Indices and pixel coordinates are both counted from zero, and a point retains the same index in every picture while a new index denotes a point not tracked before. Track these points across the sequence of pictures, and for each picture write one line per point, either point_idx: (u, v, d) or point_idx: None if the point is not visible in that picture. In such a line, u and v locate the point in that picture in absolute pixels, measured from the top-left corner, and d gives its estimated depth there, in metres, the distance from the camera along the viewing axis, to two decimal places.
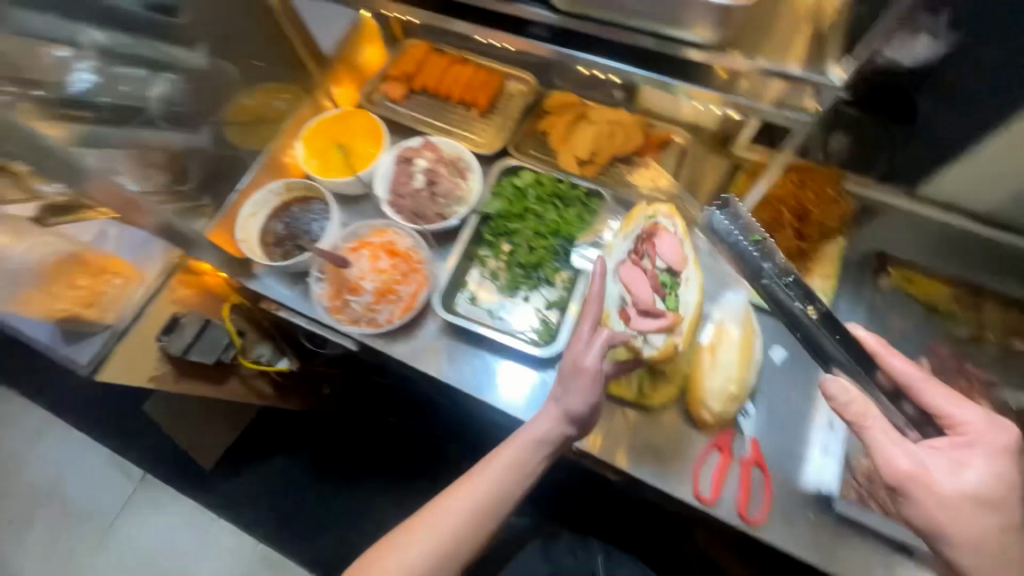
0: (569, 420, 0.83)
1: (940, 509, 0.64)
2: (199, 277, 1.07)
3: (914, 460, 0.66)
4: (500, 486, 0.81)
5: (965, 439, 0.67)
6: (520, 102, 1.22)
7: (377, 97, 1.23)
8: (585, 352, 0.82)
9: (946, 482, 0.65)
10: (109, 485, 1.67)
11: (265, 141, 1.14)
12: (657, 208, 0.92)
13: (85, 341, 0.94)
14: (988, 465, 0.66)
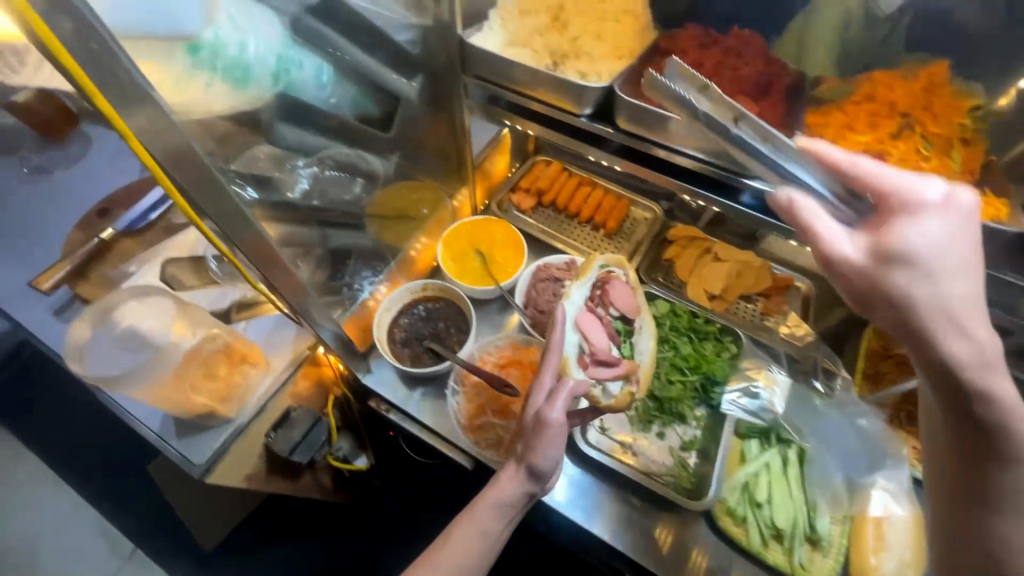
0: (532, 476, 0.80)
1: (927, 310, 0.45)
2: (319, 369, 1.01)
3: (868, 253, 0.47)
4: (465, 549, 0.81)
5: (911, 205, 0.47)
6: (646, 228, 1.26)
7: (505, 205, 1.28)
8: (551, 405, 0.77)
9: (904, 276, 0.45)
10: (87, 561, 1.37)
11: (397, 237, 1.08)
12: (610, 257, 0.95)
13: (200, 437, 0.87)
14: (947, 228, 0.45)
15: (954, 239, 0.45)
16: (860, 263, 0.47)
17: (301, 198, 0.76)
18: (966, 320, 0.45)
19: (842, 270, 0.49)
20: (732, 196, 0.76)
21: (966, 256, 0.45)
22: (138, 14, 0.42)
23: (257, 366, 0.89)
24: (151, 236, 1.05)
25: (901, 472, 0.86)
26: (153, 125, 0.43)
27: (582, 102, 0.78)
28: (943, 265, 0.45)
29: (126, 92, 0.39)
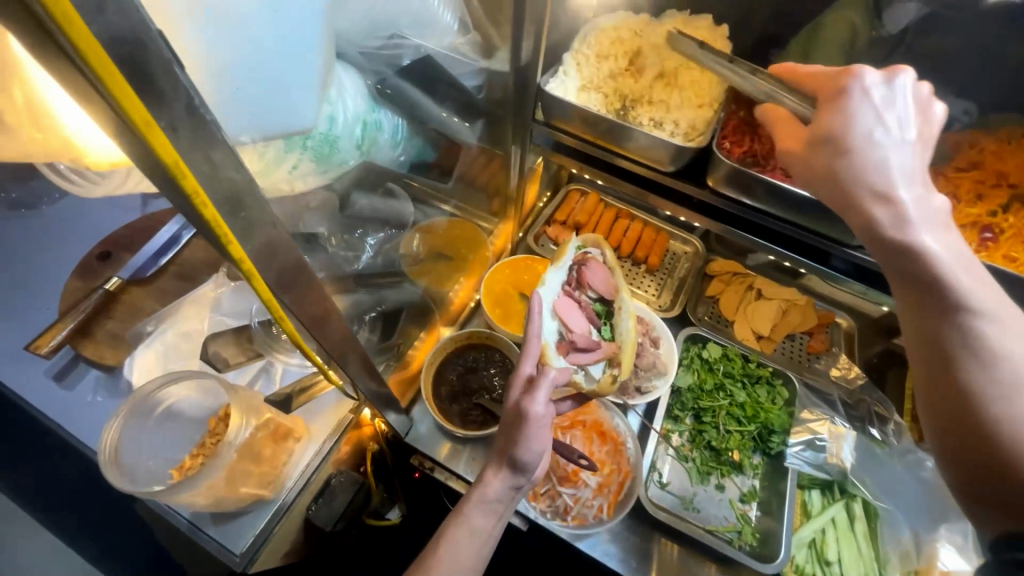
0: (515, 470, 0.71)
1: (870, 176, 0.50)
2: (360, 430, 0.93)
3: (806, 140, 0.54)
4: (456, 558, 0.69)
5: (844, 89, 0.53)
6: (687, 263, 1.22)
7: (543, 239, 1.22)
8: (532, 397, 0.69)
9: (836, 148, 0.52)
10: None
11: (439, 280, 1.01)
12: (585, 238, 0.89)
13: (237, 523, 0.77)
14: (875, 101, 0.52)
15: (893, 116, 0.52)
16: (801, 149, 0.55)
17: (364, 268, 0.72)
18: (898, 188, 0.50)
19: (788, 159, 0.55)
20: (822, 259, 0.72)
21: (907, 138, 0.51)
22: (256, 117, 0.36)
23: (301, 439, 0.81)
24: (163, 283, 0.92)
25: (965, 525, 0.86)
26: (269, 246, 0.36)
27: (666, 160, 0.73)
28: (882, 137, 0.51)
29: (251, 220, 0.34)
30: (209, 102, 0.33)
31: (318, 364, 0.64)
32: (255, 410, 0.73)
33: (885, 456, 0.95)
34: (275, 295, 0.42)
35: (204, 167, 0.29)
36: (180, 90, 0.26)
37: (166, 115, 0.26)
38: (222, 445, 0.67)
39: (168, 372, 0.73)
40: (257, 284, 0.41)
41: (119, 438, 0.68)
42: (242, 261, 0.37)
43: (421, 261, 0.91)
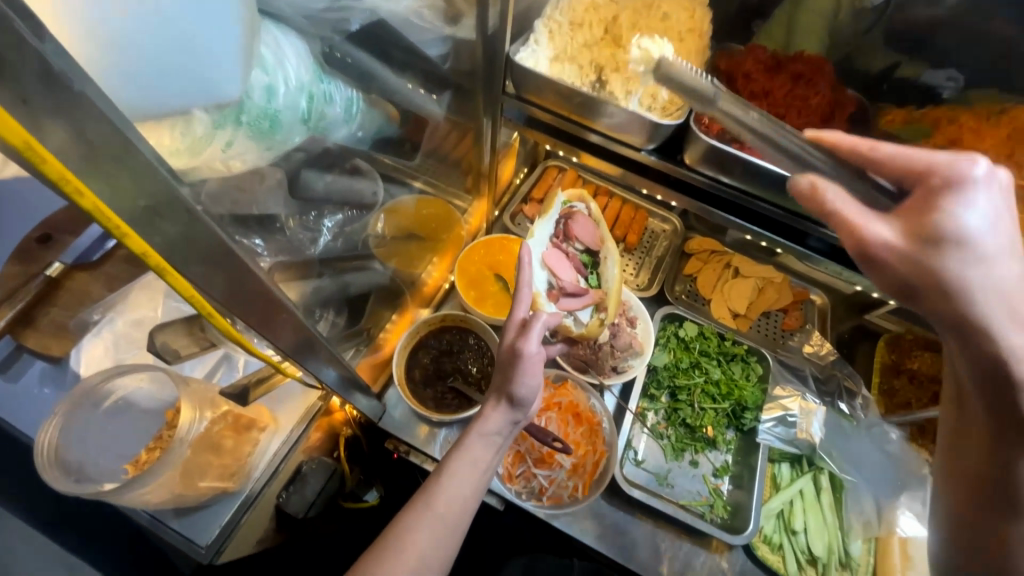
0: (513, 404, 0.71)
1: (976, 296, 0.45)
2: (331, 417, 0.91)
3: (910, 236, 0.45)
4: (457, 489, 0.69)
5: (960, 184, 0.45)
6: (665, 241, 1.21)
7: (519, 218, 1.18)
8: (525, 337, 0.69)
9: (954, 263, 0.44)
10: None
11: (411, 262, 0.97)
12: (569, 193, 0.86)
13: (202, 515, 0.75)
14: (989, 202, 0.44)
15: (1006, 230, 0.45)
16: (908, 252, 0.45)
17: (324, 252, 0.70)
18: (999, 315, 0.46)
19: (884, 254, 0.46)
20: (799, 239, 0.71)
21: (1011, 242, 0.45)
22: (150, 82, 0.32)
23: (266, 429, 0.78)
24: (110, 268, 0.85)
25: (925, 493, 0.91)
26: (176, 231, 0.34)
27: (644, 138, 0.69)
28: (992, 248, 0.45)
29: (153, 209, 0.32)
30: (81, 64, 0.29)
31: (270, 362, 0.61)
32: (210, 402, 0.70)
33: (853, 429, 0.99)
34: (194, 284, 0.39)
35: (80, 147, 0.27)
36: (30, 56, 0.24)
37: (15, 88, 0.24)
38: (174, 439, 0.64)
39: (114, 363, 0.69)
40: (173, 282, 0.39)
41: (61, 434, 0.64)
42: (147, 255, 0.35)
43: (387, 240, 0.87)
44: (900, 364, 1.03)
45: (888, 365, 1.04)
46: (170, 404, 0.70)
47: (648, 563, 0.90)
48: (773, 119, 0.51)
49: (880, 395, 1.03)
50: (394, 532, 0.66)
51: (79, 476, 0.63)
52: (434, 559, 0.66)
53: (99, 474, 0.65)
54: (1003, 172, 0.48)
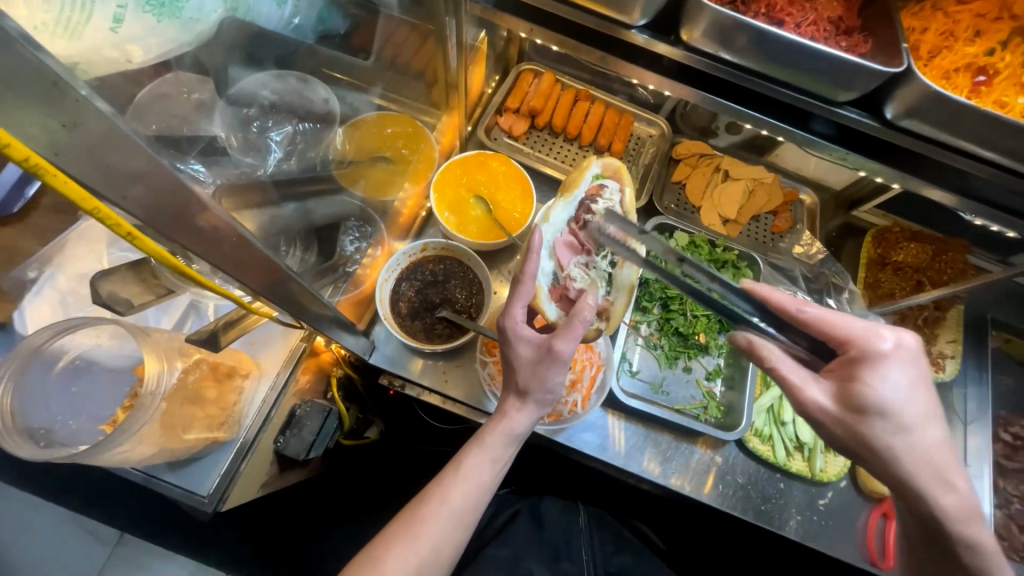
0: (540, 400, 0.72)
1: (908, 457, 0.59)
2: (318, 358, 0.88)
3: (844, 400, 0.59)
4: (475, 482, 0.70)
5: (876, 357, 0.59)
6: (652, 147, 1.15)
7: (496, 132, 1.10)
8: (569, 335, 0.70)
9: (874, 424, 0.58)
10: (67, 556, 1.21)
11: (384, 188, 0.89)
12: (606, 167, 0.85)
13: (200, 464, 0.73)
14: (902, 377, 0.59)
15: (914, 394, 0.59)
16: (837, 412, 0.59)
17: (276, 174, 0.62)
18: (916, 455, 0.59)
19: (825, 412, 0.59)
20: (803, 123, 0.65)
21: (921, 406, 0.59)
22: None
23: (249, 375, 0.74)
24: (41, 220, 0.76)
25: None
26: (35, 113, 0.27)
27: (636, 14, 0.59)
28: (912, 415, 0.59)
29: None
30: None
31: (242, 305, 0.57)
32: (179, 352, 0.65)
33: None
34: (86, 186, 0.32)
35: None
36: None
37: None
38: (144, 396, 0.59)
39: (57, 320, 0.61)
40: (60, 184, 0.32)
41: (14, 398, 0.58)
42: (21, 154, 0.29)
43: (350, 161, 0.79)
44: (885, 258, 1.10)
45: (874, 260, 1.11)
46: (134, 354, 0.65)
47: (645, 466, 0.94)
48: (605, 22, 0.62)
49: (865, 288, 1.10)
50: (406, 522, 0.67)
51: (50, 442, 0.59)
52: (445, 549, 0.67)
53: (78, 431, 0.62)
54: (909, 334, 0.62)
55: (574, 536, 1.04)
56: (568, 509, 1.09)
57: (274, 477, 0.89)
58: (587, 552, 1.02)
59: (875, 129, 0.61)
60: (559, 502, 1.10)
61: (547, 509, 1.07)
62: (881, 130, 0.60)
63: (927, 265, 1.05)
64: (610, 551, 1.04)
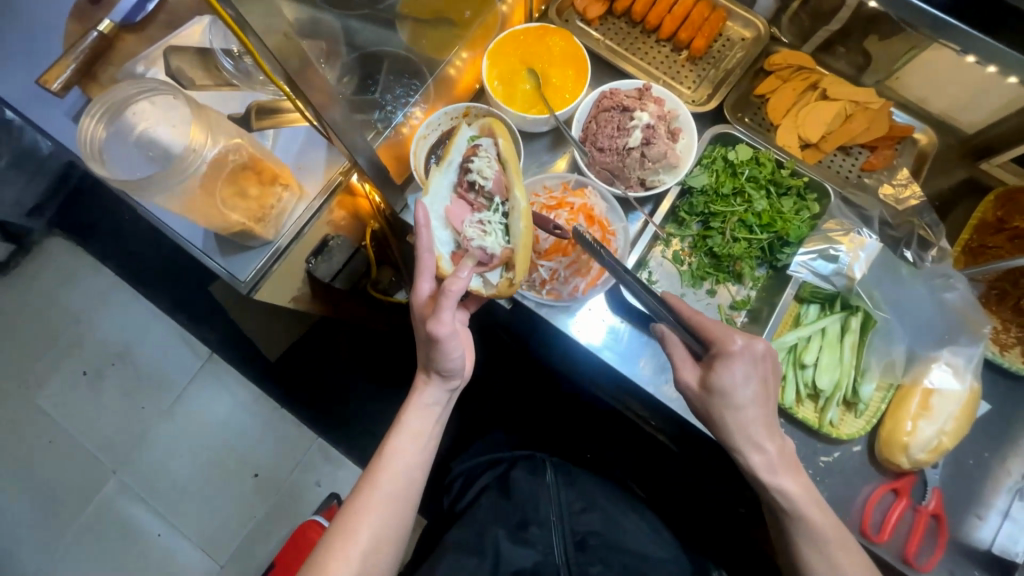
0: (443, 377, 0.81)
1: (743, 441, 0.70)
2: (354, 199, 0.96)
3: (704, 383, 0.71)
4: (402, 462, 0.79)
5: (727, 356, 0.70)
6: (742, 51, 1.01)
7: (567, 14, 1.04)
8: (438, 317, 0.73)
9: (720, 407, 0.70)
10: (175, 356, 1.73)
11: (437, 46, 0.88)
12: (479, 127, 0.83)
13: (242, 256, 0.86)
14: (746, 370, 0.69)
15: (748, 391, 0.70)
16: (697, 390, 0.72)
17: None
18: (760, 445, 0.70)
19: (689, 390, 0.74)
20: None
21: (757, 401, 0.70)
22: None
23: (289, 189, 0.82)
24: (153, 32, 0.92)
25: (974, 349, 0.81)
26: None
27: None
28: (744, 406, 0.70)
29: None
30: None
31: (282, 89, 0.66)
32: (225, 133, 0.74)
33: (909, 276, 0.87)
34: None
35: None
36: None
37: None
38: (189, 150, 0.70)
39: (150, 82, 0.73)
40: None
41: (105, 135, 0.72)
42: None
43: (412, 17, 0.80)
44: (1003, 222, 0.90)
45: (988, 223, 0.92)
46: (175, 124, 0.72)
47: (635, 371, 0.93)
48: None
49: (964, 251, 0.94)
50: (346, 522, 0.75)
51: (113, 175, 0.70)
52: (388, 533, 0.76)
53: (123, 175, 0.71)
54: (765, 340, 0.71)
55: (542, 499, 1.07)
56: (534, 470, 1.11)
57: (305, 297, 1.03)
58: (554, 483, 1.10)
59: None
60: (527, 467, 1.12)
61: (515, 480, 1.09)
62: None
63: None
64: (577, 511, 1.06)
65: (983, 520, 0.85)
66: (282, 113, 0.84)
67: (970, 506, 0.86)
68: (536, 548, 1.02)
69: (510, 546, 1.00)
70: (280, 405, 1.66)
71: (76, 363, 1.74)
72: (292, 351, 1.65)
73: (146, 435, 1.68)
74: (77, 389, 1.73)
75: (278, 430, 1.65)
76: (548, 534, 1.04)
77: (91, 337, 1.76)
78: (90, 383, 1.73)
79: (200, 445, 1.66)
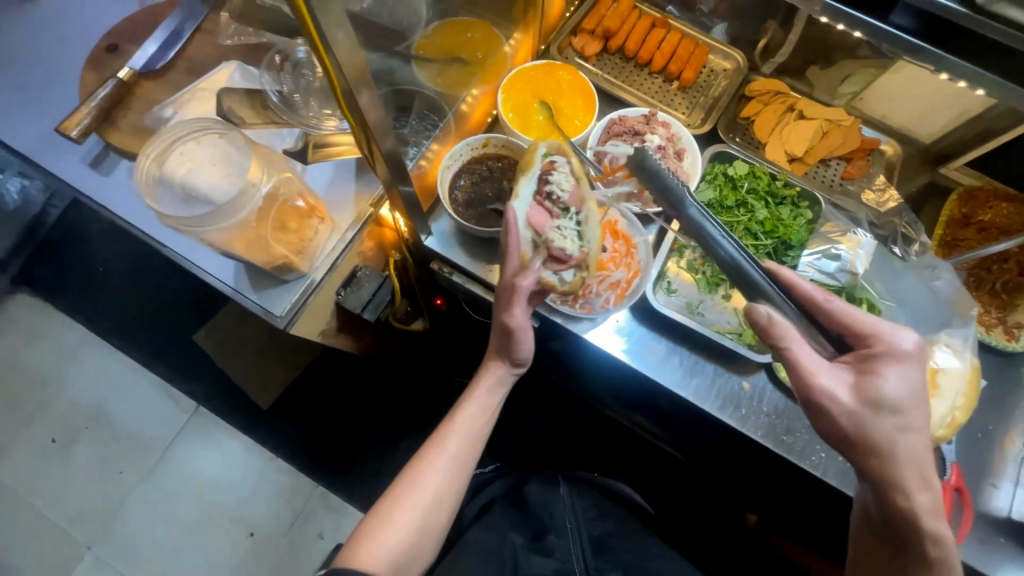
0: (513, 363, 0.90)
1: (903, 446, 0.67)
2: (380, 230, 0.98)
3: (860, 387, 0.67)
4: (469, 427, 0.87)
5: (890, 352, 0.69)
6: (726, 80, 1.13)
7: (567, 53, 1.14)
8: (511, 310, 0.82)
9: (884, 414, 0.67)
10: (157, 414, 1.63)
11: (457, 83, 0.94)
12: (551, 145, 0.88)
13: (277, 289, 0.86)
14: (908, 370, 0.68)
15: (912, 399, 0.67)
16: (855, 400, 0.67)
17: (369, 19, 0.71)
18: (920, 462, 0.68)
19: (841, 399, 0.67)
20: (883, 16, 0.64)
21: (918, 402, 0.68)
22: None
23: (325, 221, 0.85)
24: (172, 77, 0.93)
25: (968, 329, 0.89)
26: None
27: None
28: (908, 410, 0.67)
29: None
30: None
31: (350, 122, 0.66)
32: (276, 172, 0.78)
33: (902, 267, 0.96)
34: None
35: None
36: None
37: None
38: (247, 185, 0.72)
39: (212, 121, 0.75)
40: None
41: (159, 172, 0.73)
42: None
43: (430, 60, 0.86)
44: (969, 218, 1.03)
45: (955, 219, 1.04)
46: (233, 160, 0.74)
47: (663, 376, 0.96)
48: None
49: (940, 245, 1.04)
50: (409, 477, 0.82)
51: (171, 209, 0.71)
52: (446, 497, 0.83)
53: (177, 207, 0.72)
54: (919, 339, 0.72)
55: (556, 507, 1.07)
56: (549, 481, 1.10)
57: (333, 333, 1.01)
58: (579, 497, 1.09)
59: (963, 17, 0.59)
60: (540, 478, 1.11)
61: (528, 493, 1.08)
62: (970, 17, 0.59)
63: (1017, 226, 0.98)
64: (590, 518, 1.06)
65: (995, 488, 0.92)
66: (330, 147, 0.86)
67: (983, 476, 0.92)
68: (555, 555, 1.01)
69: (527, 551, 1.02)
70: (275, 454, 1.57)
71: (44, 431, 1.61)
72: (287, 398, 1.60)
73: (127, 503, 1.55)
74: (47, 461, 1.59)
75: (275, 482, 1.55)
76: (565, 542, 1.02)
77: (62, 401, 1.64)
78: (61, 452, 1.60)
79: (188, 506, 1.55)
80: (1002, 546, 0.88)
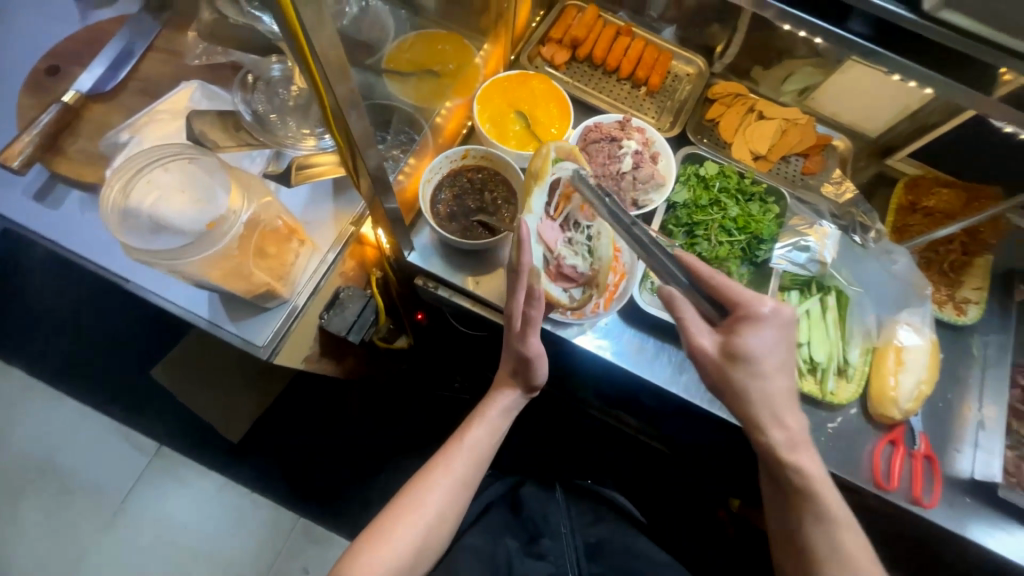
0: (529, 389, 0.88)
1: (761, 401, 0.73)
2: (361, 249, 0.95)
3: (725, 348, 0.72)
4: (478, 450, 0.85)
5: (756, 319, 0.72)
6: (689, 84, 1.18)
7: (536, 62, 1.15)
8: (526, 339, 0.79)
9: (743, 372, 0.72)
10: (117, 459, 1.51)
11: (432, 96, 0.93)
12: (560, 152, 0.87)
13: (255, 318, 0.82)
14: (774, 333, 0.72)
15: (776, 357, 0.73)
16: (720, 360, 0.73)
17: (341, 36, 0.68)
18: (783, 417, 0.75)
19: (706, 359, 0.73)
20: (840, 22, 0.69)
21: (780, 359, 0.73)
22: None
23: (305, 244, 0.82)
24: (124, 98, 0.87)
25: (924, 308, 0.97)
26: None
27: None
28: (772, 368, 0.72)
29: None
30: None
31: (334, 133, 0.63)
32: (256, 197, 0.74)
33: (863, 254, 1.03)
34: None
35: None
36: None
37: None
38: (226, 212, 0.68)
39: (186, 147, 0.72)
40: None
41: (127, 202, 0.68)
42: None
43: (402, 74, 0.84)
44: (916, 204, 1.11)
45: (903, 206, 1.12)
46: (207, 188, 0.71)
47: (652, 374, 0.99)
48: None
49: (893, 231, 1.11)
50: (414, 493, 0.80)
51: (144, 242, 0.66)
52: (449, 515, 0.81)
53: (147, 238, 0.67)
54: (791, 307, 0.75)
55: (552, 511, 1.07)
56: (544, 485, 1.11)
57: (315, 358, 0.98)
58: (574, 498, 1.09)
59: (911, 22, 0.64)
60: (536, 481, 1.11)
61: (526, 497, 1.08)
62: (917, 22, 0.64)
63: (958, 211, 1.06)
64: (586, 523, 1.06)
65: (958, 453, 0.99)
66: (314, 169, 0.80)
67: (947, 443, 1.00)
68: (550, 559, 1.01)
69: (523, 555, 1.01)
70: (251, 489, 1.49)
71: None
72: (261, 429, 1.52)
73: (87, 558, 1.43)
74: None
75: (254, 519, 1.47)
76: (560, 545, 1.02)
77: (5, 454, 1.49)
78: (8, 510, 1.46)
79: (158, 554, 1.44)
80: (969, 506, 0.95)
